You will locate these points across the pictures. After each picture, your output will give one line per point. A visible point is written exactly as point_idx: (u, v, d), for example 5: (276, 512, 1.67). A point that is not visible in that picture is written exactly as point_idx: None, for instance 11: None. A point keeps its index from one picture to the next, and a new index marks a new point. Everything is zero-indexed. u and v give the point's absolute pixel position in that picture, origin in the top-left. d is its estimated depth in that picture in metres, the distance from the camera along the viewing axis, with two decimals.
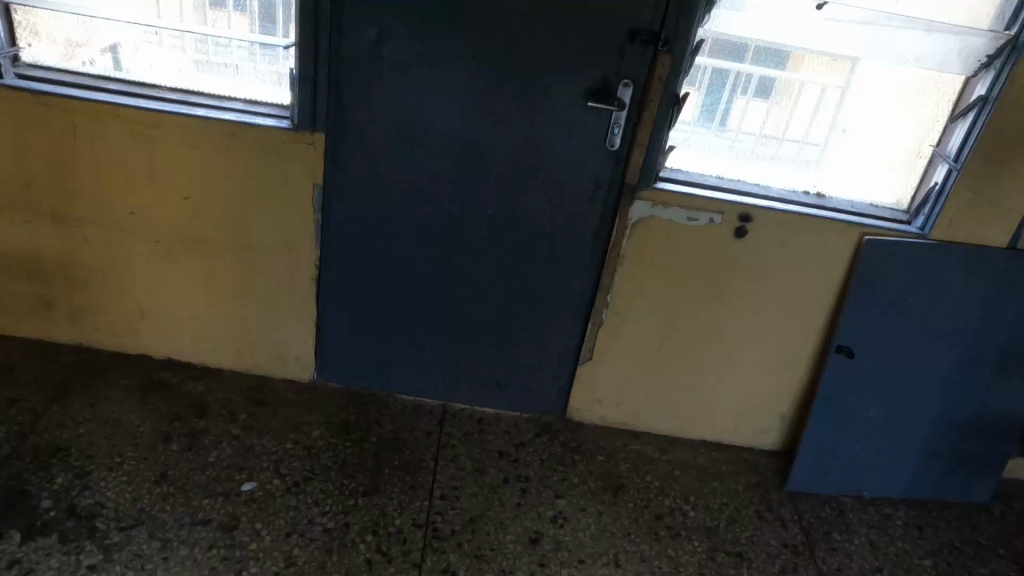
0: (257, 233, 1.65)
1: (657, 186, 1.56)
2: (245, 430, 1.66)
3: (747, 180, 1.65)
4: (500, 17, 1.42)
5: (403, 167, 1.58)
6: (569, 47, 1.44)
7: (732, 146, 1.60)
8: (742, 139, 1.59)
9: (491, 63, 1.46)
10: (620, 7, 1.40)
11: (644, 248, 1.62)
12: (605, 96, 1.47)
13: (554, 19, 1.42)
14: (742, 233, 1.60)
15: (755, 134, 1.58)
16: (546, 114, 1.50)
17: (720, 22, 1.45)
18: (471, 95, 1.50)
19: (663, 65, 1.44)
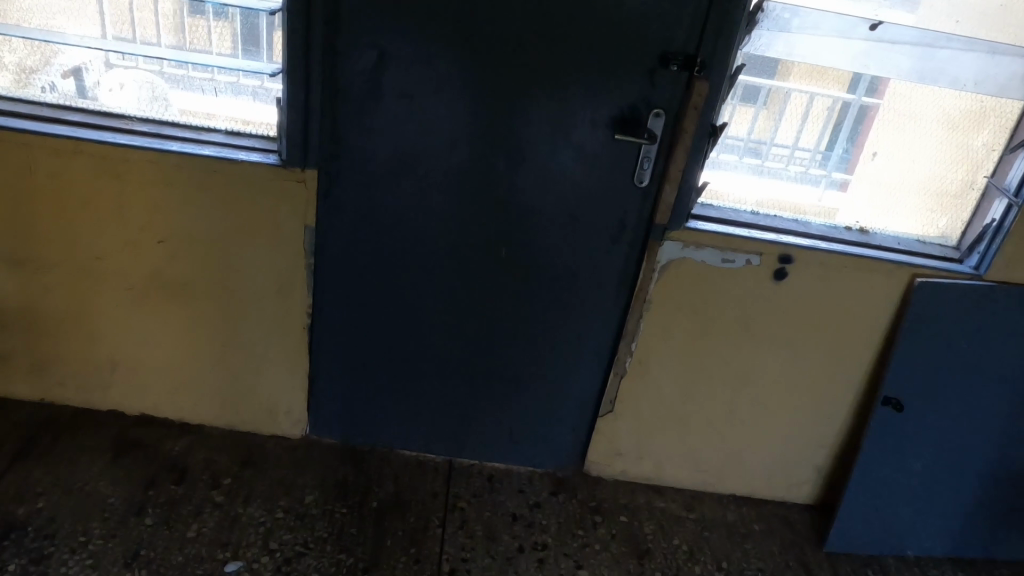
0: (239, 278, 1.47)
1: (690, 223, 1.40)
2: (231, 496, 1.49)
3: (781, 215, 1.49)
4: (515, 38, 1.26)
5: (405, 204, 1.41)
6: (592, 71, 1.28)
7: (762, 170, 1.43)
8: (774, 159, 1.41)
9: (504, 90, 1.30)
10: (649, 27, 1.24)
11: (674, 291, 1.46)
12: (634, 126, 1.31)
13: (575, 40, 1.26)
14: (782, 274, 1.44)
15: (789, 159, 1.41)
16: (566, 146, 1.34)
17: (761, 44, 1.30)
18: (482, 125, 1.33)
19: (699, 93, 1.27)
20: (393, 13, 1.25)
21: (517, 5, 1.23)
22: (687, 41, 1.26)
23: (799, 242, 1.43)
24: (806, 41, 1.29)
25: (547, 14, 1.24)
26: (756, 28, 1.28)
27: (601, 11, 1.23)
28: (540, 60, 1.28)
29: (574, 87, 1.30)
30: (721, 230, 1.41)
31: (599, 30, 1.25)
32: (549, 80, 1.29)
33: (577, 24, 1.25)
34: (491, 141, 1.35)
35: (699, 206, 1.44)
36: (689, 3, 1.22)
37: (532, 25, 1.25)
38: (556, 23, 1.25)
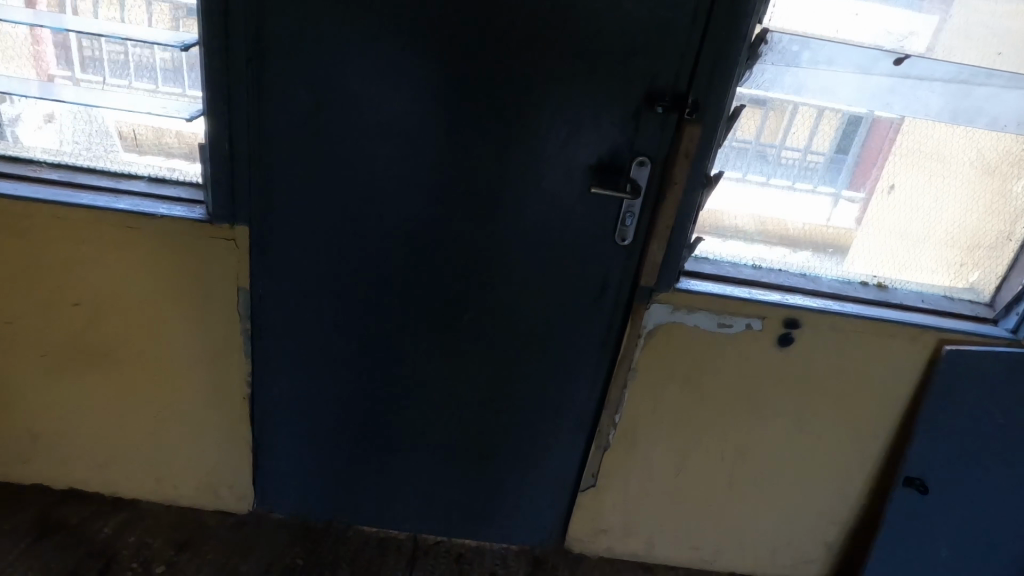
0: (169, 344, 1.30)
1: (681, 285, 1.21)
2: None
3: (780, 247, 1.28)
4: (474, 76, 1.07)
5: (355, 262, 1.23)
6: (566, 114, 1.09)
7: (766, 188, 1.20)
8: (780, 164, 1.18)
9: (464, 135, 1.12)
10: (632, 62, 1.05)
11: (662, 358, 1.27)
12: (614, 177, 1.12)
13: (545, 77, 1.07)
14: (789, 341, 1.25)
15: (795, 173, 1.19)
16: (536, 199, 1.16)
17: (766, 81, 1.11)
18: (438, 174, 1.15)
19: (690, 138, 1.08)
20: (330, 48, 1.06)
21: (476, 38, 1.05)
22: (676, 78, 1.06)
23: (809, 304, 1.23)
24: (819, 77, 1.10)
25: (512, 49, 1.05)
26: (759, 61, 1.09)
27: (575, 44, 1.04)
28: (505, 101, 1.09)
29: (545, 131, 1.11)
30: (718, 292, 1.21)
31: (572, 67, 1.06)
32: (515, 124, 1.10)
33: (547, 59, 1.05)
34: (450, 192, 1.16)
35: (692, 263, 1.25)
36: (679, 35, 1.03)
37: (495, 61, 1.06)
38: (523, 59, 1.06)
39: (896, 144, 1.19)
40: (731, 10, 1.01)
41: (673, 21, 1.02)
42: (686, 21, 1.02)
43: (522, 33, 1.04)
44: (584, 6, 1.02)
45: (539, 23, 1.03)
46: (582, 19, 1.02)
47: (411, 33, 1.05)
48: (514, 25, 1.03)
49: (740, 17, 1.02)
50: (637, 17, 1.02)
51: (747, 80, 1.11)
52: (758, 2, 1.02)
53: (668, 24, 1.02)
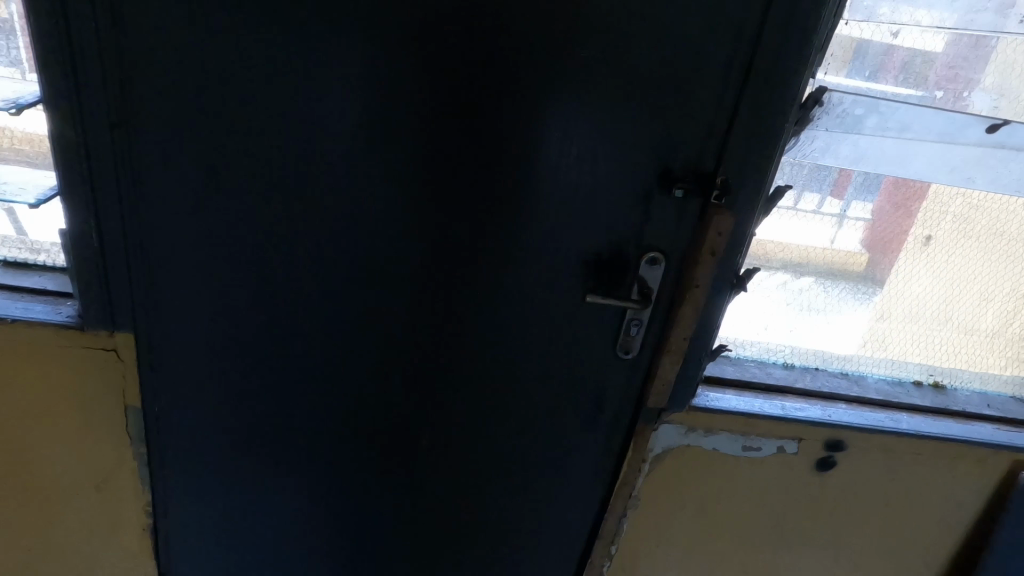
0: (40, 470, 1.01)
1: (698, 402, 0.95)
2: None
3: (775, 273, 0.97)
4: (430, 149, 0.79)
5: (281, 372, 0.96)
6: (554, 197, 0.81)
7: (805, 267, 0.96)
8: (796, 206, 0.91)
9: (417, 223, 0.84)
10: (643, 133, 0.78)
11: (671, 485, 1.01)
12: (616, 276, 0.86)
13: (526, 152, 0.79)
14: (828, 466, 1.00)
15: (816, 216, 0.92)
16: (514, 300, 0.89)
17: (817, 151, 0.84)
18: (384, 269, 0.87)
19: (718, 230, 0.81)
20: (225, 109, 0.77)
21: (432, 99, 0.77)
22: (700, 151, 0.79)
23: (857, 419, 0.98)
24: (886, 148, 0.84)
25: (482, 114, 0.77)
26: (809, 126, 0.82)
27: (567, 108, 0.77)
28: (472, 181, 0.81)
29: (526, 218, 0.83)
30: (744, 408, 0.96)
31: (563, 139, 0.78)
32: (486, 209, 0.83)
33: (529, 127, 0.78)
34: (402, 290, 0.89)
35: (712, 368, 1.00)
36: (708, 98, 0.76)
37: (458, 129, 0.78)
38: (495, 127, 0.78)
39: (971, 224, 0.96)
40: (778, 66, 0.74)
41: (701, 80, 0.75)
42: (718, 80, 0.75)
43: (495, 95, 0.76)
44: (581, 60, 0.74)
45: (518, 82, 0.75)
46: (578, 76, 0.75)
47: (343, 94, 0.76)
48: (484, 83, 0.75)
49: (790, 71, 0.75)
50: (652, 74, 0.75)
51: (792, 150, 0.84)
52: (815, 52, 0.75)
53: (694, 84, 0.75)
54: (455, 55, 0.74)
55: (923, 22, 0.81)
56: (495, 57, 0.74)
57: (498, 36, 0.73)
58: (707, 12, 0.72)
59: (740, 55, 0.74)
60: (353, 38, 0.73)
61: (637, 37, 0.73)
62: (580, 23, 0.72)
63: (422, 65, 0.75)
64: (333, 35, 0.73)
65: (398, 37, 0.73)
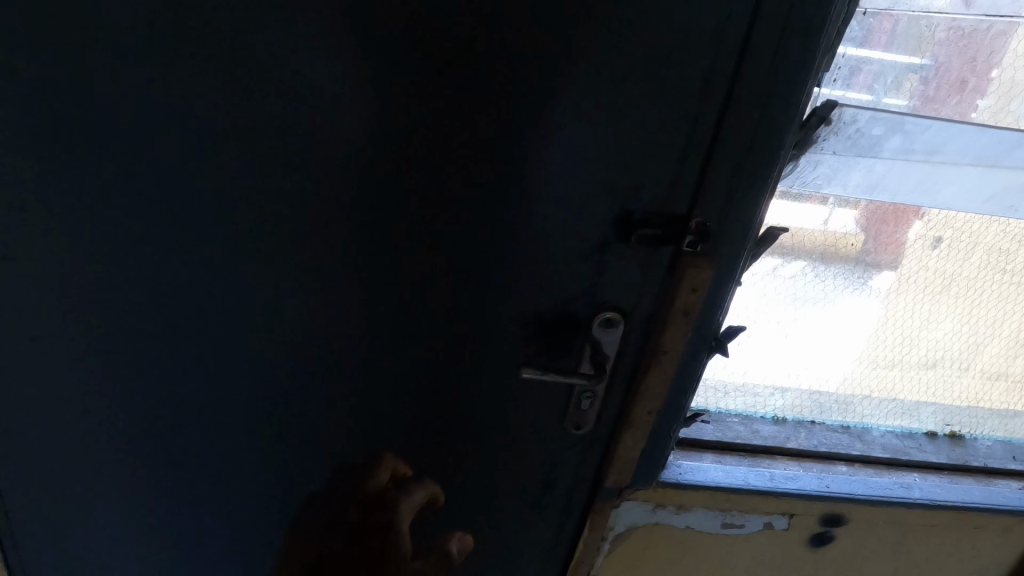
0: None
1: (670, 475, 0.79)
2: (410, 498, 0.67)
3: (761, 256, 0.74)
4: (312, 196, 0.60)
5: (147, 464, 0.76)
6: (481, 249, 0.63)
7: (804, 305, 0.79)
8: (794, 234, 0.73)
9: (304, 285, 0.65)
10: (593, 169, 0.59)
11: (638, 565, 0.87)
12: (566, 339, 0.68)
13: (440, 195, 0.60)
14: (824, 540, 0.85)
15: (817, 254, 0.75)
16: (439, 369, 0.71)
17: (821, 179, 0.65)
18: (266, 345, 0.68)
19: (693, 284, 0.63)
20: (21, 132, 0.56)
21: (308, 132, 0.57)
22: (668, 191, 0.60)
23: (859, 488, 0.83)
24: (910, 174, 0.66)
25: (378, 148, 0.58)
26: (811, 150, 0.63)
27: (491, 139, 0.58)
28: (372, 233, 0.62)
29: (447, 276, 0.65)
30: (725, 483, 0.80)
31: (488, 178, 0.59)
32: (393, 265, 0.64)
33: (441, 163, 0.59)
34: (294, 366, 0.70)
35: (688, 429, 0.83)
36: (678, 127, 0.57)
37: (349, 165, 0.59)
38: (398, 165, 0.59)
39: (1008, 255, 0.79)
40: (774, 86, 0.55)
41: (668, 104, 0.56)
42: (692, 104, 0.56)
43: (394, 124, 0.57)
44: (506, 77, 0.55)
45: (423, 107, 0.56)
46: (503, 98, 0.56)
47: (184, 125, 0.56)
48: (377, 109, 0.56)
49: (787, 90, 0.55)
50: (603, 95, 0.56)
51: (790, 178, 0.65)
52: (821, 55, 0.55)
53: (659, 109, 0.56)
54: (334, 74, 0.55)
55: (959, 9, 0.62)
56: (388, 73, 0.55)
57: (390, 46, 0.54)
58: (678, 9, 0.52)
59: (721, 71, 0.55)
60: (190, 50, 0.53)
61: (582, 45, 0.54)
62: (501, 26, 0.53)
63: (289, 86, 0.55)
64: (160, 45, 0.53)
65: (251, 49, 0.53)
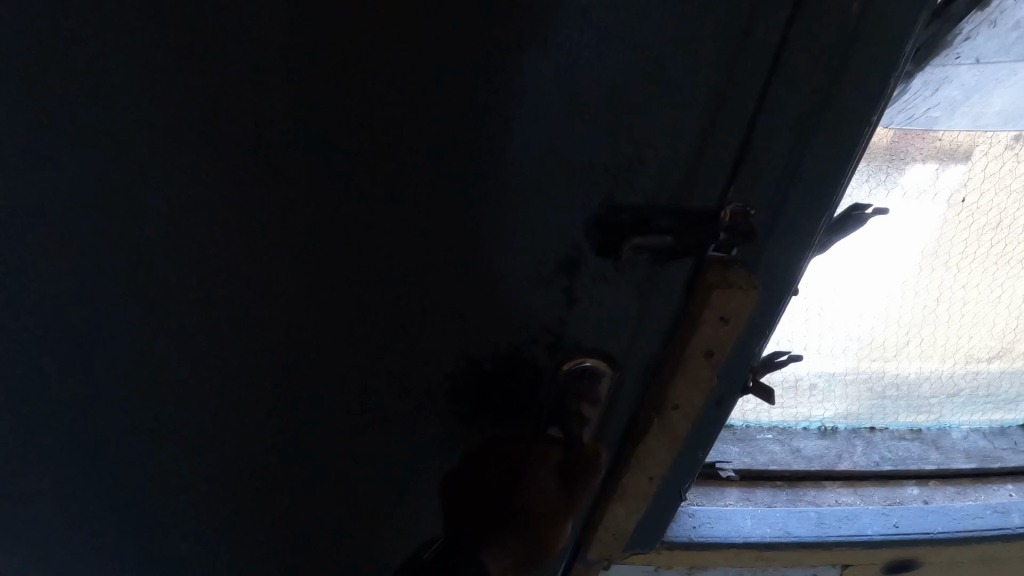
0: None
1: (681, 532, 0.59)
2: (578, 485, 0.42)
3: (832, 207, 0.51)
4: (64, 316, 0.35)
5: None
6: (373, 349, 0.38)
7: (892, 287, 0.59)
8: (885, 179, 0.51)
9: (99, 445, 0.40)
10: (542, 206, 0.33)
11: None
12: (514, 410, 0.41)
13: (298, 290, 0.35)
14: None
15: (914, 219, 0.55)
16: (347, 517, 0.46)
17: (936, 110, 0.45)
18: (78, 512, 0.43)
19: (729, 303, 0.35)
20: None
21: (17, 218, 0.32)
22: (680, 231, 0.34)
23: (937, 523, 0.63)
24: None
25: (177, 201, 0.32)
26: (940, 58, 0.39)
27: (373, 175, 0.32)
28: (182, 356, 0.37)
29: (322, 394, 0.40)
30: (756, 538, 0.60)
31: (374, 249, 0.34)
32: (236, 393, 0.39)
33: (278, 238, 0.33)
34: (133, 533, 0.45)
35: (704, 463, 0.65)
36: (689, 136, 0.31)
37: (112, 220, 0.32)
38: (192, 248, 0.33)
39: None
40: (859, 42, 0.29)
41: (663, 94, 0.30)
42: (706, 92, 0.30)
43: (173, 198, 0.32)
44: (345, 77, 0.29)
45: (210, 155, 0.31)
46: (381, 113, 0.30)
47: None
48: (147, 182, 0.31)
49: (888, 49, 0.29)
50: (543, 93, 0.30)
51: (893, 112, 0.44)
52: None
53: (647, 102, 0.30)
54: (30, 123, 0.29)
55: None
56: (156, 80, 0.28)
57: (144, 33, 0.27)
58: None
59: (764, 30, 0.29)
60: None
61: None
62: None
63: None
64: None
65: None
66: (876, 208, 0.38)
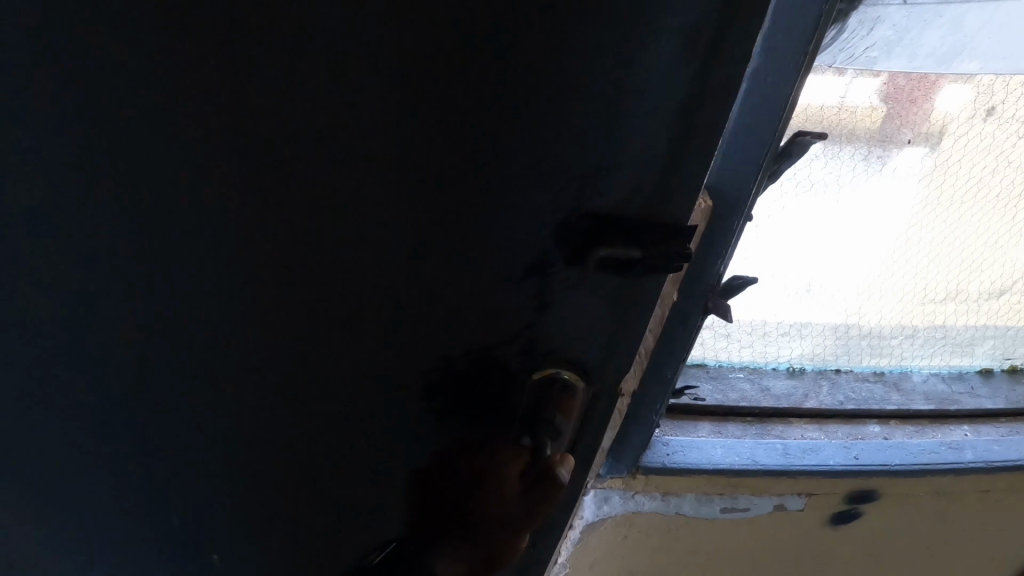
0: None
1: (654, 458, 0.62)
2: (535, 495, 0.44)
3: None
4: (61, 283, 0.36)
5: None
6: (354, 338, 0.39)
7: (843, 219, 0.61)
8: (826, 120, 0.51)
9: (101, 405, 0.41)
10: (516, 208, 0.33)
11: (618, 553, 0.70)
12: (491, 406, 0.42)
13: (280, 279, 0.36)
14: (851, 516, 0.71)
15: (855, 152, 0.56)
16: (333, 497, 0.47)
17: (873, 50, 0.46)
18: (81, 467, 0.44)
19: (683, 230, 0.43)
20: None
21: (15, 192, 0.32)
22: (647, 237, 0.35)
23: (896, 457, 0.67)
24: (1007, 32, 0.47)
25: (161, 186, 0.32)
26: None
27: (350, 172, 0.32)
28: (174, 329, 0.38)
29: (305, 375, 0.40)
30: (726, 465, 0.63)
31: (351, 244, 0.34)
32: (225, 369, 0.40)
33: (257, 225, 0.34)
34: (130, 491, 0.46)
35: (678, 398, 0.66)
36: (663, 146, 0.31)
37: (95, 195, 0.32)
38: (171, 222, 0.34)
39: None
40: None
41: (642, 103, 0.30)
42: (683, 90, 0.30)
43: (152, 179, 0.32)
44: (322, 80, 0.29)
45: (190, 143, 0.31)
46: (359, 114, 0.30)
47: None
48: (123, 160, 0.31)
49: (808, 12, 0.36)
50: (521, 99, 0.29)
51: (832, 52, 0.45)
52: None
53: (626, 111, 0.30)
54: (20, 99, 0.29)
55: None
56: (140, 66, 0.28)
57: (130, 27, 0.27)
58: None
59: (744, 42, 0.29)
60: None
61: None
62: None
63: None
64: None
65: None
66: (816, 135, 0.42)
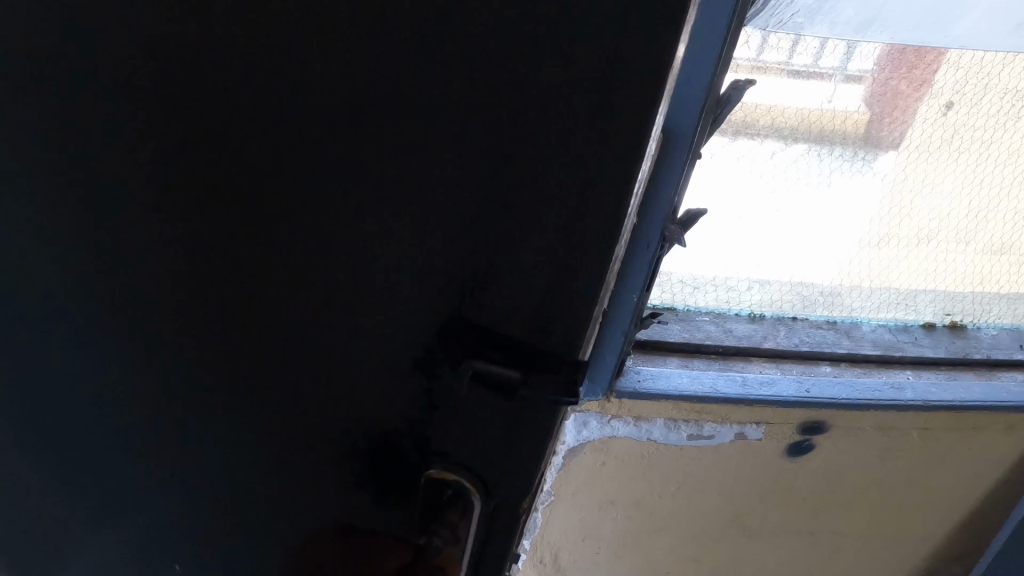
0: None
1: (626, 384, 0.68)
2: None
3: (727, 138, 0.65)
4: (105, 283, 0.40)
5: None
6: (346, 370, 0.40)
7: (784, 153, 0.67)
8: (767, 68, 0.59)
9: (125, 399, 0.45)
10: (500, 273, 0.34)
11: (594, 480, 0.76)
12: (444, 457, 0.44)
13: (284, 310, 0.38)
14: (806, 443, 0.77)
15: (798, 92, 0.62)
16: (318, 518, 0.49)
17: (799, 17, 0.54)
18: (102, 452, 0.48)
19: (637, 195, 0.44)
20: None
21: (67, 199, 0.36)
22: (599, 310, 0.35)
23: (844, 392, 0.72)
24: (916, 9, 0.53)
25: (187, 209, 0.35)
26: None
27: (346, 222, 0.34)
28: (192, 339, 0.41)
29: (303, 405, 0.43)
30: (690, 392, 0.69)
31: (346, 288, 0.37)
32: (232, 385, 0.43)
33: (264, 257, 0.36)
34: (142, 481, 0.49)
35: (649, 331, 0.72)
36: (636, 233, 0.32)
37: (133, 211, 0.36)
38: (192, 245, 0.37)
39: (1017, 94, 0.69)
40: None
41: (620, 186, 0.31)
42: None
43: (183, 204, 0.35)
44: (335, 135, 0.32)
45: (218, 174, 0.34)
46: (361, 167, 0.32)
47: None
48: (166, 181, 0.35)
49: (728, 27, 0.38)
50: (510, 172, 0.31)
51: (764, 16, 0.54)
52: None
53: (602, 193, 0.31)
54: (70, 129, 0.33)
55: None
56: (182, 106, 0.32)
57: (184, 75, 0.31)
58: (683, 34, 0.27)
59: None
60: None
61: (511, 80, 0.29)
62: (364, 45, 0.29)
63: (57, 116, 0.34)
64: None
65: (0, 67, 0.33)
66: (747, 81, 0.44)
